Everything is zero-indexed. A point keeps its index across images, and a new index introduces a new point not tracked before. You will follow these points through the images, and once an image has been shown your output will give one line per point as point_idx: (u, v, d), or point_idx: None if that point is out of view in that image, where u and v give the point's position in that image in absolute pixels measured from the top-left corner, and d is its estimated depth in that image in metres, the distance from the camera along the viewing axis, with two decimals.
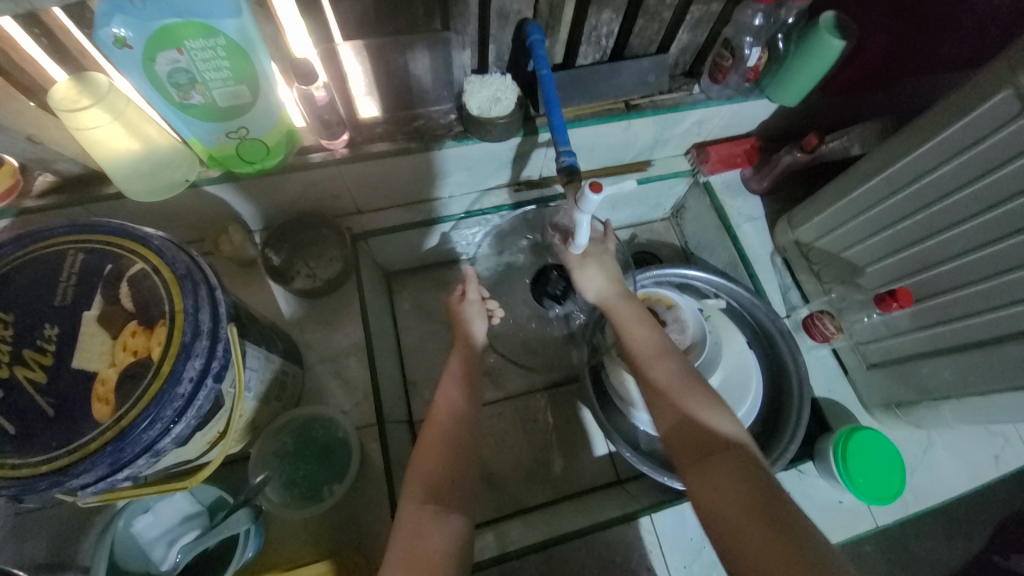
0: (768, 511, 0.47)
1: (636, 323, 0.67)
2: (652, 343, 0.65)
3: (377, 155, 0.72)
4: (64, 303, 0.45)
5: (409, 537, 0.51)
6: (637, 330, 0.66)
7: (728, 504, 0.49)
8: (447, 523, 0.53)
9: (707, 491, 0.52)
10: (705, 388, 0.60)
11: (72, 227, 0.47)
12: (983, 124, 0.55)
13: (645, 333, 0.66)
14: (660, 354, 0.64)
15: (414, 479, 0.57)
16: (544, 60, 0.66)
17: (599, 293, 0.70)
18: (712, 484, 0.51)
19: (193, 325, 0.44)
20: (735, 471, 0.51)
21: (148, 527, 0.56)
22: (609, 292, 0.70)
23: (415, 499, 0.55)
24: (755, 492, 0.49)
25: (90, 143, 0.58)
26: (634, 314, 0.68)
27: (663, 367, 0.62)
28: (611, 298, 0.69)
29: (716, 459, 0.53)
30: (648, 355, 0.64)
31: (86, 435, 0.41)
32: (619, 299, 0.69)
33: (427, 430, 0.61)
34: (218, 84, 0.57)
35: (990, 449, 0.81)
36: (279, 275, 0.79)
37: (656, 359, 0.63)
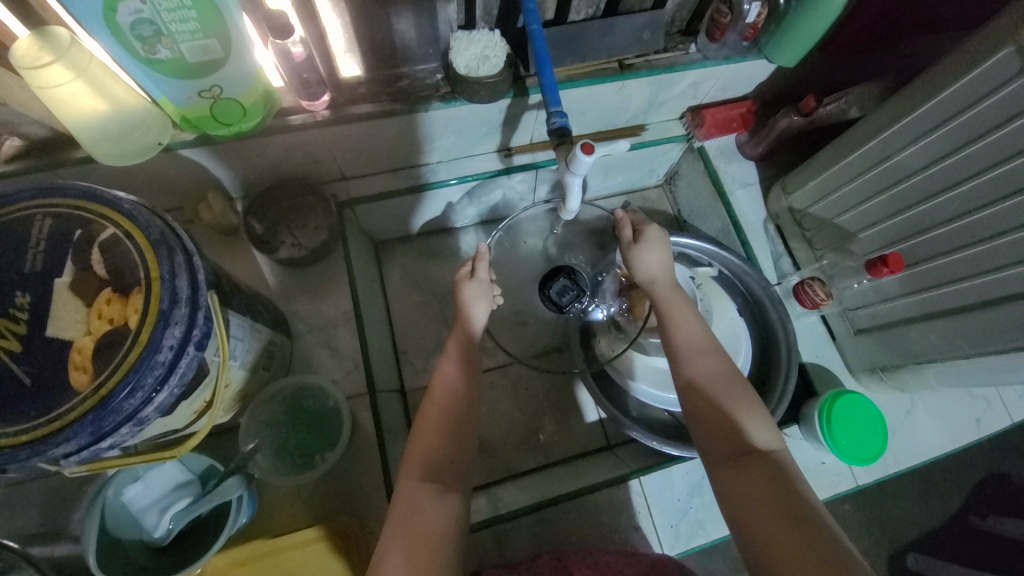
0: (800, 517, 0.46)
1: (683, 317, 0.66)
2: (695, 337, 0.64)
3: (360, 117, 0.69)
4: (34, 269, 0.43)
5: (404, 506, 0.52)
6: (683, 319, 0.65)
7: (759, 506, 0.48)
8: (443, 491, 0.54)
9: (737, 492, 0.50)
10: (743, 390, 0.59)
11: (38, 190, 0.45)
12: (984, 83, 0.53)
13: (690, 326, 0.65)
14: (702, 351, 0.62)
15: (409, 459, 0.57)
16: (535, 15, 0.63)
17: (653, 270, 0.69)
18: (745, 486, 0.50)
19: (171, 291, 0.42)
20: (768, 476, 0.50)
21: (139, 496, 0.57)
22: (660, 274, 0.69)
23: (412, 479, 0.54)
24: (786, 498, 0.48)
25: (54, 103, 0.54)
26: (679, 306, 0.67)
27: (702, 363, 0.61)
28: (663, 283, 0.69)
29: (748, 461, 0.52)
30: (689, 349, 0.63)
31: (64, 404, 0.40)
32: (671, 288, 0.69)
33: (425, 410, 0.61)
34: (186, 38, 0.53)
35: (971, 412, 0.83)
36: (264, 243, 0.77)
37: (699, 355, 0.62)
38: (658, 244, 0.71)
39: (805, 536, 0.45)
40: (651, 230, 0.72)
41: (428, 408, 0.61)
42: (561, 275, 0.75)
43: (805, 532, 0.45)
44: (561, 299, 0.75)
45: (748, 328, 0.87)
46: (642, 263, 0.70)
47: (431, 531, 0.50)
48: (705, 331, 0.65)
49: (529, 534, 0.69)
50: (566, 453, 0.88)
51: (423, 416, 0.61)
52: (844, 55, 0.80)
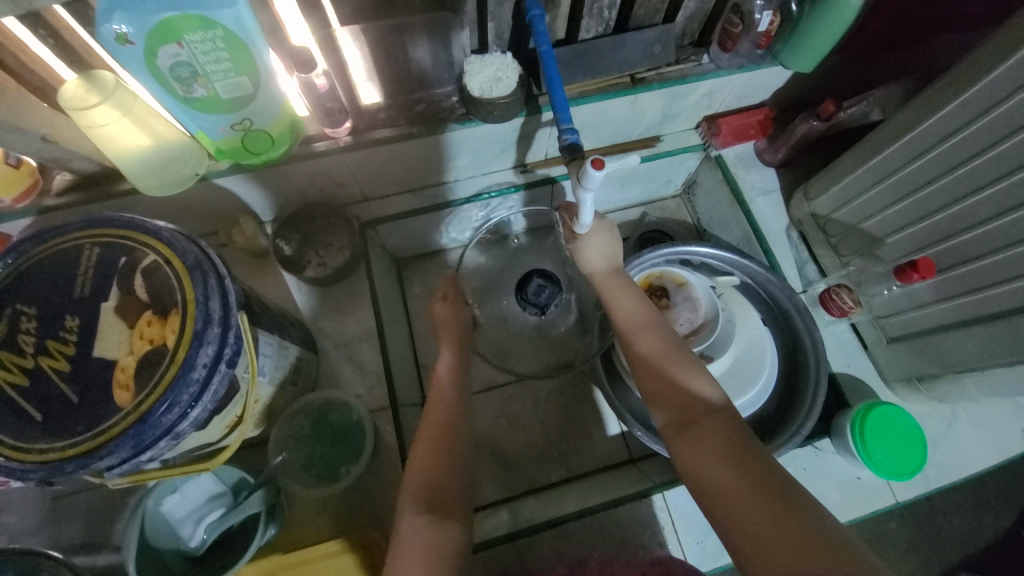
0: (749, 467, 0.50)
1: (624, 298, 0.70)
2: (637, 314, 0.68)
3: (379, 141, 0.72)
4: (83, 294, 0.47)
5: (416, 539, 0.52)
6: (622, 301, 0.69)
7: (709, 466, 0.52)
8: (444, 518, 0.54)
9: (689, 448, 0.54)
10: (689, 357, 0.62)
11: (88, 222, 0.49)
12: (1011, 80, 0.51)
13: (627, 305, 0.69)
14: (646, 325, 0.67)
15: (409, 488, 0.57)
16: (544, 36, 0.65)
17: (590, 261, 0.73)
18: (697, 445, 0.54)
19: (205, 313, 0.45)
20: (716, 433, 0.54)
21: (177, 507, 0.59)
22: (602, 265, 0.73)
23: (412, 511, 0.54)
24: (735, 452, 0.51)
25: (102, 140, 0.59)
26: (621, 287, 0.71)
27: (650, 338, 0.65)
28: (603, 271, 0.73)
29: (695, 418, 0.56)
30: (635, 327, 0.67)
31: (109, 420, 0.43)
32: (610, 273, 0.72)
33: (415, 448, 0.61)
34: (219, 76, 0.57)
35: (1019, 423, 0.78)
36: (291, 264, 0.80)
37: (642, 328, 0.66)
38: (595, 233, 0.73)
39: (748, 482, 0.49)
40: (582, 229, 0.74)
41: (433, 435, 0.62)
42: (534, 276, 0.80)
43: (752, 482, 0.48)
44: (539, 298, 0.79)
45: (772, 339, 0.84)
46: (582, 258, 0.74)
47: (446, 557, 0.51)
48: (648, 309, 0.68)
49: (549, 549, 0.69)
50: (587, 467, 0.87)
51: (418, 446, 0.61)
52: (864, 58, 0.78)
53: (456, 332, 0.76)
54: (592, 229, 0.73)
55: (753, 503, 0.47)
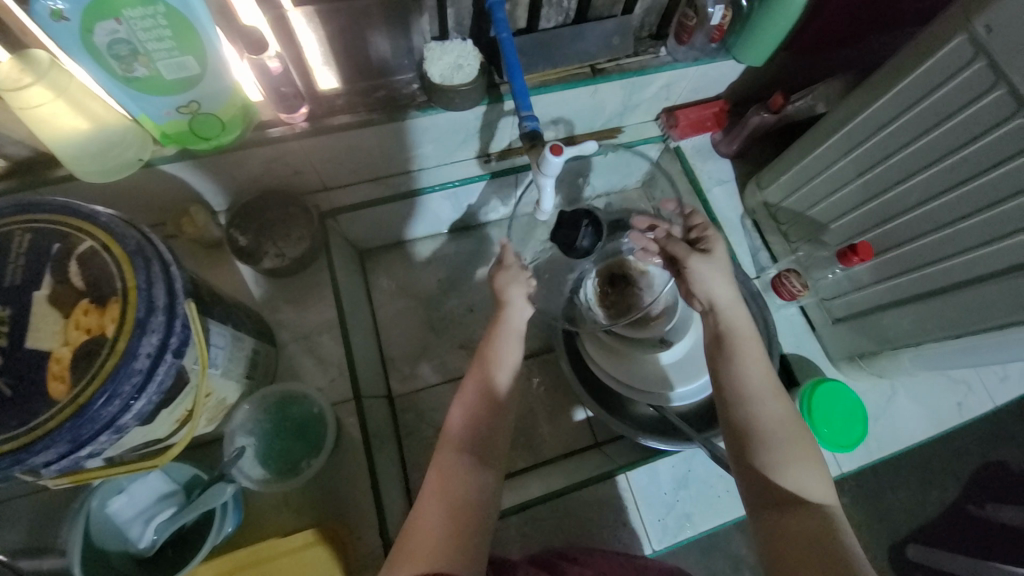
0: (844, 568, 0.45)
1: (750, 351, 0.60)
2: (762, 377, 0.59)
3: (338, 127, 0.71)
4: (13, 283, 0.44)
5: (448, 478, 0.54)
6: (749, 353, 0.60)
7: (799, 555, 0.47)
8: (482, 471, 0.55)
9: (786, 542, 0.49)
10: (808, 443, 0.56)
11: (17, 206, 0.46)
12: (938, 73, 0.56)
13: (753, 361, 0.59)
14: (767, 391, 0.58)
15: (454, 428, 0.58)
16: (504, 23, 0.65)
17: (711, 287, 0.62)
18: (795, 541, 0.48)
19: (148, 300, 0.43)
20: (813, 525, 0.49)
21: (124, 508, 0.57)
22: (723, 296, 0.62)
23: (454, 452, 0.56)
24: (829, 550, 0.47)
25: (34, 123, 0.56)
26: (747, 342, 0.61)
27: (772, 408, 0.57)
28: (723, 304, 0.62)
29: (800, 516, 0.50)
30: (755, 392, 0.58)
31: (43, 414, 0.40)
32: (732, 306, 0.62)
33: (467, 391, 0.61)
34: (163, 55, 0.55)
35: (953, 396, 0.84)
36: (247, 255, 0.77)
37: (765, 394, 0.58)
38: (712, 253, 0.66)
39: None
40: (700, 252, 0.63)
41: (495, 380, 0.61)
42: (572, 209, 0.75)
43: None
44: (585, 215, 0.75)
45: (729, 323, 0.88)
46: (696, 285, 0.63)
47: (470, 508, 0.52)
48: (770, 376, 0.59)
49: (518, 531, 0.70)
50: (555, 452, 0.87)
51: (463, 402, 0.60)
52: (810, 53, 0.82)
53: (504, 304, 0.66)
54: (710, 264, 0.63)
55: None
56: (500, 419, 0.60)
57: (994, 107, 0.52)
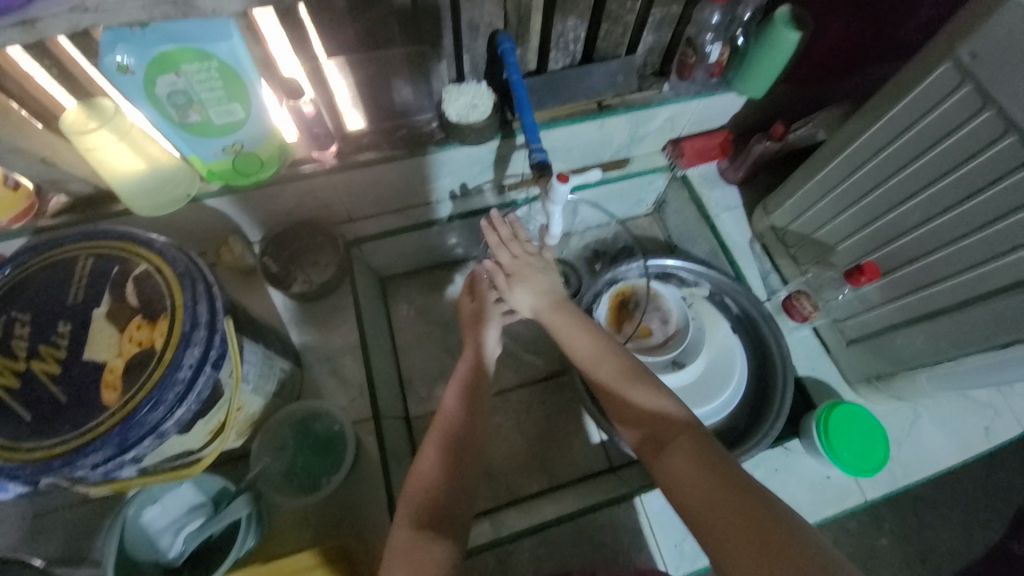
0: (725, 477, 0.49)
1: (574, 332, 0.65)
2: (590, 347, 0.64)
3: (364, 163, 0.77)
4: (76, 301, 0.49)
5: (420, 512, 0.54)
6: (574, 334, 0.65)
7: (687, 483, 0.51)
8: (440, 537, 0.53)
9: (671, 476, 0.52)
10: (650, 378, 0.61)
11: (84, 235, 0.52)
12: (928, 98, 0.58)
13: (578, 339, 0.65)
14: (599, 356, 0.63)
15: (407, 495, 0.56)
16: (515, 66, 0.71)
17: (531, 301, 0.68)
18: (678, 472, 0.52)
19: (192, 316, 0.48)
20: (691, 450, 0.53)
21: (157, 518, 0.59)
22: (542, 305, 0.67)
23: (405, 526, 0.53)
24: (710, 467, 0.50)
25: (98, 163, 0.63)
26: (569, 325, 0.66)
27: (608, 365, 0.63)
28: (545, 309, 0.67)
29: (671, 446, 0.54)
30: (588, 359, 0.64)
31: (95, 419, 0.45)
32: (554, 307, 0.67)
33: (439, 420, 0.62)
34: (213, 103, 0.62)
35: (979, 420, 0.81)
36: (279, 281, 0.83)
37: (596, 361, 0.63)
38: (531, 276, 0.69)
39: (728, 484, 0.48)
40: (520, 268, 0.68)
41: (445, 435, 0.60)
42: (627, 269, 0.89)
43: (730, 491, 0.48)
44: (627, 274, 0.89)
45: (742, 345, 0.88)
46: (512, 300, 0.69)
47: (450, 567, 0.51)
48: (609, 347, 0.64)
49: (533, 554, 0.71)
50: (570, 476, 0.87)
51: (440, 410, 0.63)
52: (808, 85, 0.86)
53: (471, 373, 0.66)
54: (527, 270, 0.69)
55: (730, 507, 0.47)
56: (475, 437, 0.62)
57: (983, 128, 0.54)
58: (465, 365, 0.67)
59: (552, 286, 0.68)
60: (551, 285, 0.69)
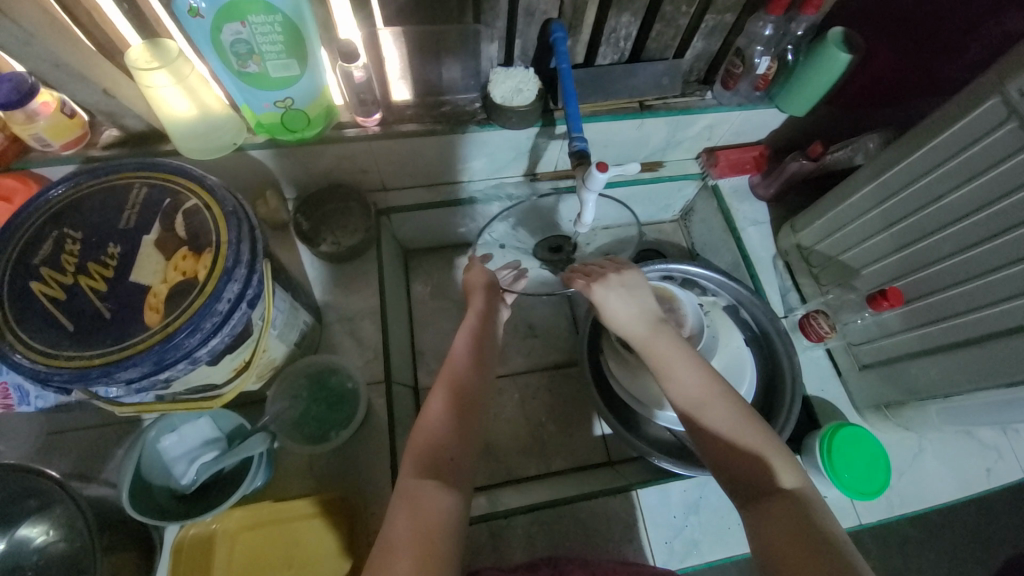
0: (831, 564, 0.46)
1: (681, 366, 0.59)
2: (698, 386, 0.58)
3: (404, 134, 0.78)
4: (126, 226, 0.52)
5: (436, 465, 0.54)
6: (678, 371, 0.59)
7: (781, 548, 0.49)
8: (446, 485, 0.53)
9: (761, 531, 0.51)
10: (762, 435, 0.56)
11: (140, 165, 0.54)
12: (971, 131, 0.59)
13: (685, 373, 0.59)
14: (707, 399, 0.58)
15: (413, 447, 0.57)
16: (565, 56, 0.72)
17: (620, 321, 0.64)
18: (768, 530, 0.51)
19: (235, 253, 0.49)
20: (793, 519, 0.50)
21: (173, 446, 0.62)
22: (636, 326, 0.63)
23: (412, 474, 0.54)
24: (814, 545, 0.48)
25: (156, 101, 0.66)
26: (672, 352, 0.60)
27: (710, 411, 0.57)
28: (641, 334, 0.62)
29: (772, 504, 0.52)
30: (694, 402, 0.58)
31: (137, 336, 0.47)
32: (652, 333, 0.62)
33: (450, 368, 0.64)
34: (272, 56, 0.64)
35: (982, 461, 0.81)
36: (307, 239, 0.85)
37: (706, 402, 0.58)
38: (615, 295, 0.65)
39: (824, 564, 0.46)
40: (598, 289, 0.65)
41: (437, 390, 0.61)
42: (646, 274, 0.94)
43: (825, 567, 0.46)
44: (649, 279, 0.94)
45: (754, 360, 0.87)
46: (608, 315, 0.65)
47: (442, 525, 0.50)
48: (719, 394, 0.58)
49: (525, 533, 0.72)
50: (567, 465, 0.88)
51: (451, 357, 0.66)
52: (851, 109, 0.86)
53: (478, 320, 0.70)
54: (611, 287, 0.65)
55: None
56: (483, 390, 0.63)
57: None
58: (472, 313, 0.71)
59: (646, 308, 0.64)
60: (646, 302, 0.65)
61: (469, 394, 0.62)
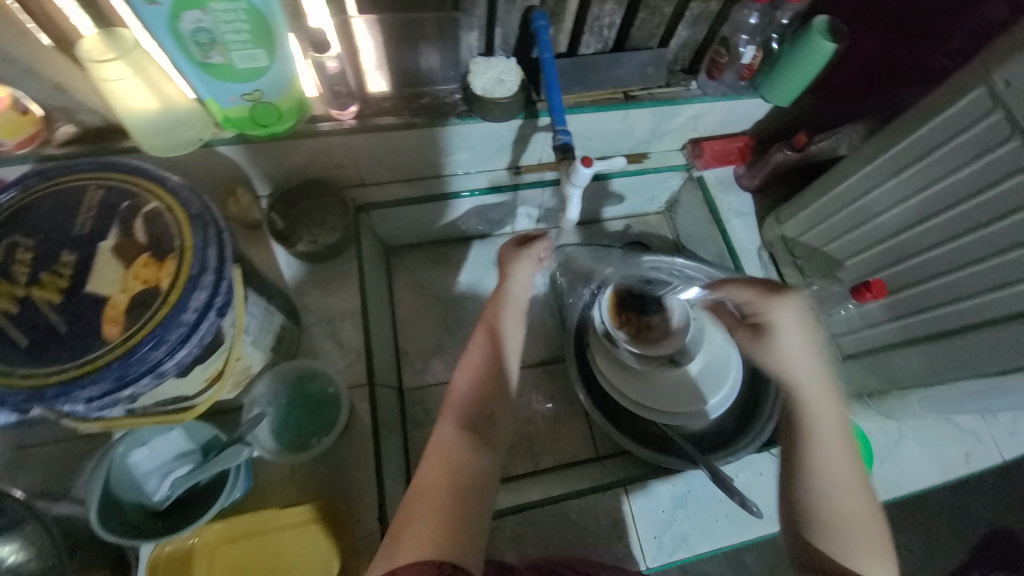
0: None
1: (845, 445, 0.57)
2: (849, 476, 0.56)
3: (382, 127, 0.75)
4: (82, 232, 0.48)
5: (443, 454, 0.56)
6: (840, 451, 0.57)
7: None
8: (481, 444, 0.58)
9: None
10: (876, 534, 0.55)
11: (95, 165, 0.51)
12: (954, 123, 0.59)
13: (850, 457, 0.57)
14: (856, 486, 0.56)
15: (448, 403, 0.61)
16: (547, 45, 0.69)
17: (788, 362, 0.61)
18: None
19: (201, 259, 0.47)
20: None
21: (143, 461, 0.60)
22: (797, 365, 0.61)
23: (451, 424, 0.59)
24: None
25: (113, 95, 0.61)
26: (840, 431, 0.58)
27: (843, 499, 0.55)
28: (815, 396, 0.59)
29: None
30: (834, 489, 0.56)
31: (96, 351, 0.44)
32: (830, 399, 0.59)
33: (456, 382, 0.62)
34: (238, 46, 0.60)
35: (960, 446, 0.83)
36: (283, 238, 0.81)
37: (849, 492, 0.55)
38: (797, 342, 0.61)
39: None
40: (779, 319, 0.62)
41: (479, 341, 0.64)
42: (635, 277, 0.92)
43: None
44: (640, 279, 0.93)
45: None
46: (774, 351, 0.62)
47: (469, 485, 0.55)
48: (860, 484, 0.56)
49: (513, 533, 0.72)
50: (556, 462, 0.87)
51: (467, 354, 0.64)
52: (835, 99, 0.86)
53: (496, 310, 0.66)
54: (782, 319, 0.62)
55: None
56: (498, 398, 0.61)
57: (1008, 157, 0.54)
58: (489, 316, 0.66)
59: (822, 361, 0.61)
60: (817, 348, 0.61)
61: (488, 393, 0.61)
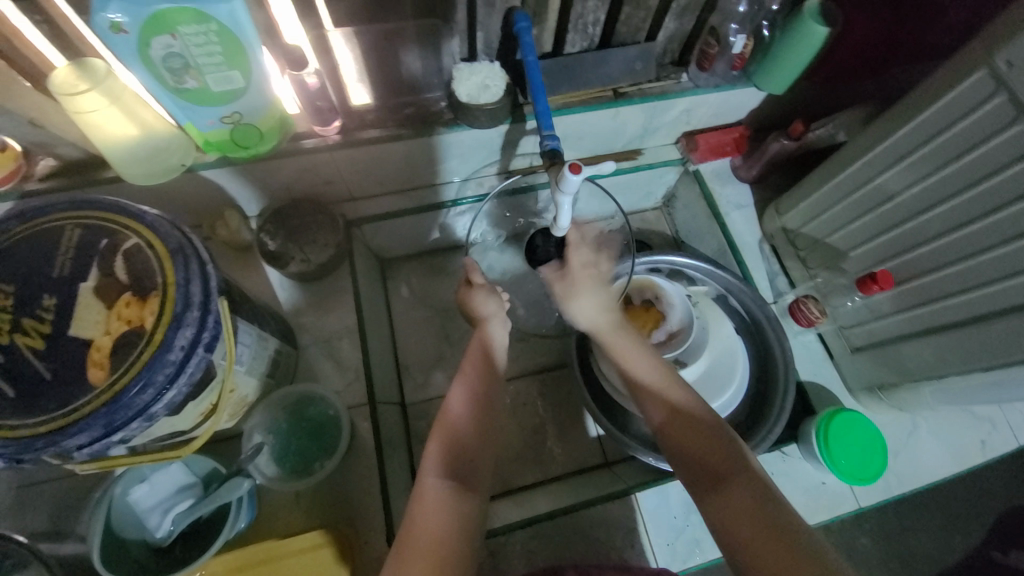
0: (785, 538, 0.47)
1: (636, 351, 0.66)
2: (656, 372, 0.64)
3: (368, 140, 0.74)
4: (61, 274, 0.47)
5: (436, 505, 0.53)
6: (636, 355, 0.66)
7: (749, 537, 0.49)
8: (467, 489, 0.56)
9: (722, 511, 0.52)
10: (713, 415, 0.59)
11: (72, 204, 0.50)
12: (957, 108, 0.56)
13: (645, 361, 0.65)
14: (664, 380, 0.63)
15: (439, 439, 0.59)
16: (531, 47, 0.67)
17: (590, 315, 0.69)
18: (727, 512, 0.51)
19: (184, 296, 0.46)
20: (749, 496, 0.51)
21: (144, 497, 0.59)
22: (599, 317, 0.68)
23: (437, 473, 0.56)
24: (772, 520, 0.49)
25: (89, 126, 0.60)
26: (631, 344, 0.67)
27: (657, 398, 0.62)
28: (605, 327, 0.68)
29: (728, 482, 0.53)
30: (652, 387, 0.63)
31: (82, 398, 0.43)
32: (614, 326, 0.68)
33: (438, 428, 0.60)
34: (211, 69, 0.58)
35: (976, 434, 0.82)
36: (275, 258, 0.80)
37: (664, 385, 0.62)
38: (587, 287, 0.70)
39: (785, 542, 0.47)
40: (579, 277, 0.70)
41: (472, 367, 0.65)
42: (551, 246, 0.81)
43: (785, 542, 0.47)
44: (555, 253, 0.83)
45: (745, 347, 0.86)
46: (577, 314, 0.70)
47: (456, 532, 0.52)
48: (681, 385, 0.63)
49: (524, 549, 0.71)
50: (564, 469, 0.86)
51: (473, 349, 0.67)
52: (831, 84, 0.83)
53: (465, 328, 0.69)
54: (586, 281, 0.70)
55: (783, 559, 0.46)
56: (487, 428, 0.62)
57: (1013, 141, 0.52)
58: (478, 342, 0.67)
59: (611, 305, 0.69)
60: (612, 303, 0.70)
61: (478, 429, 0.61)
